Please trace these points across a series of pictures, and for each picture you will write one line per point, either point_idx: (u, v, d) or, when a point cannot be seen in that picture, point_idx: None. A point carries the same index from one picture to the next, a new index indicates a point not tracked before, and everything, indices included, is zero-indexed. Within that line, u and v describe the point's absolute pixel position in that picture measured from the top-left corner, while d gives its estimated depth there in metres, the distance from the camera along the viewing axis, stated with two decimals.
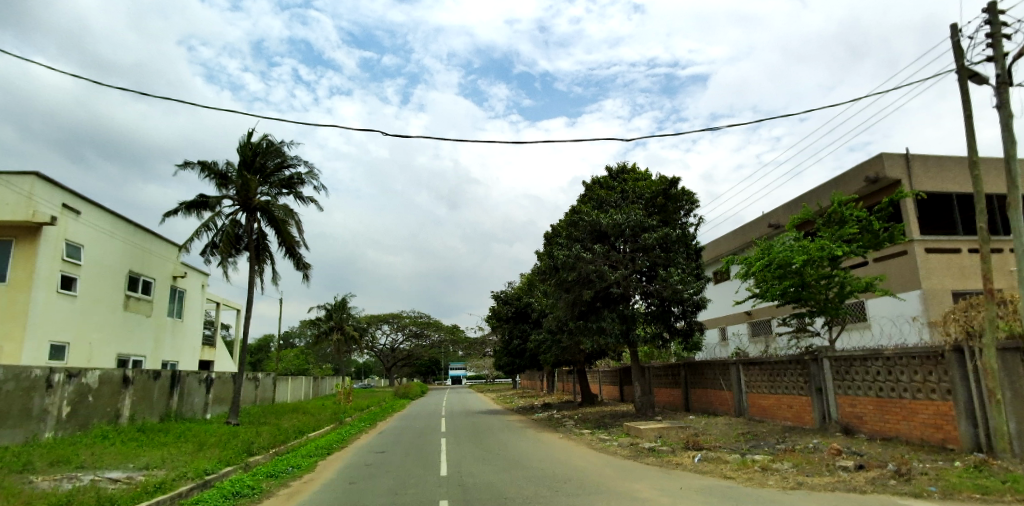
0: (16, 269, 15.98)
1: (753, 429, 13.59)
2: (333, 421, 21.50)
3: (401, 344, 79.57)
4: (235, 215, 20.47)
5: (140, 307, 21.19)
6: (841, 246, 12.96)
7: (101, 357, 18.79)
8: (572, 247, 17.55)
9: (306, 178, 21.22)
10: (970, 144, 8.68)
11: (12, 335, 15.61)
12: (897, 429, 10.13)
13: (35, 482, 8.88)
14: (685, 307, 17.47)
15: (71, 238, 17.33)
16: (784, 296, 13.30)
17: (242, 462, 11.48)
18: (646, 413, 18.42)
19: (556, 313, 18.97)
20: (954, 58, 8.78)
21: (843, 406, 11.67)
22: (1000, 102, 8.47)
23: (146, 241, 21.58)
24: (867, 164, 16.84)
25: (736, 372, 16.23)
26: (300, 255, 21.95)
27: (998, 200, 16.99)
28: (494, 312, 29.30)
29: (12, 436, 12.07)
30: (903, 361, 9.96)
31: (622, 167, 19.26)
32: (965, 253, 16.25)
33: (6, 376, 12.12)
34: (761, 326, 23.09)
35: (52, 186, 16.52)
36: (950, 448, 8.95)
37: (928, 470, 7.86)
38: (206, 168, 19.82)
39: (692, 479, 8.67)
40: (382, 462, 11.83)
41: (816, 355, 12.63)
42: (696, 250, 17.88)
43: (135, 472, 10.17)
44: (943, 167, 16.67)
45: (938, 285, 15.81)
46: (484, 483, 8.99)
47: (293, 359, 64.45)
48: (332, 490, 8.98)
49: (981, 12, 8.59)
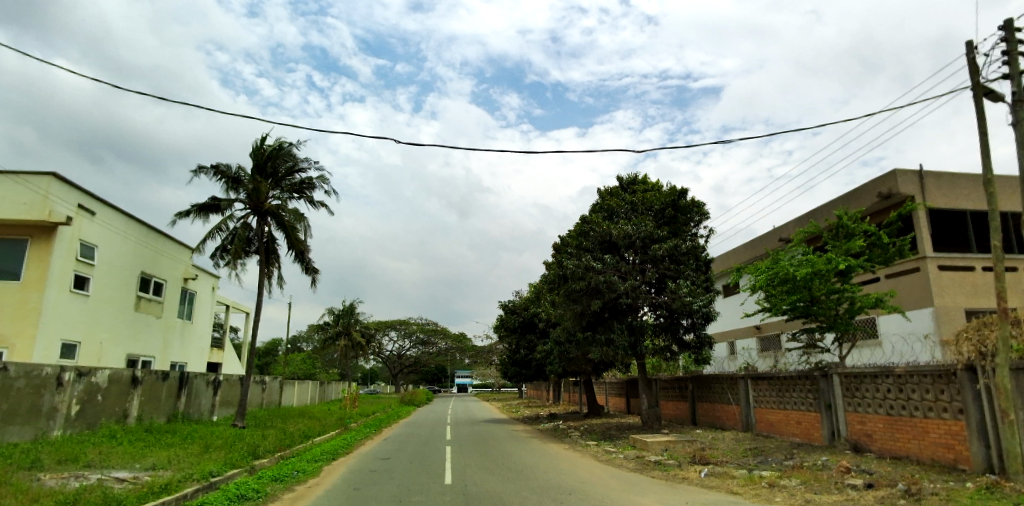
0: (29, 268, 16.20)
1: (760, 445, 13.47)
2: (338, 426, 21.42)
3: (408, 351, 79.61)
4: (246, 218, 20.66)
5: (151, 308, 21.38)
6: (849, 261, 12.92)
7: (111, 357, 18.97)
8: (581, 257, 17.53)
9: (317, 183, 21.35)
10: (985, 161, 8.59)
11: (24, 334, 15.81)
12: (907, 448, 10.01)
13: (44, 480, 8.96)
14: (694, 320, 17.34)
15: (86, 238, 17.57)
16: (792, 311, 13.25)
17: (247, 465, 11.50)
18: (653, 426, 18.20)
19: (564, 323, 18.92)
20: (969, 75, 8.73)
21: (853, 423, 11.54)
22: (1016, 120, 8.40)
23: (159, 242, 21.80)
24: (879, 179, 16.69)
25: (745, 387, 16.07)
26: (309, 259, 22.07)
27: (1014, 218, 16.86)
28: (502, 321, 29.20)
29: (20, 433, 12.17)
30: (915, 379, 9.79)
31: (633, 179, 19.24)
32: (978, 272, 16.04)
33: (18, 373, 12.27)
34: (770, 342, 22.95)
35: (69, 186, 16.76)
36: (961, 469, 8.82)
37: (939, 491, 7.73)
38: (219, 172, 20.03)
39: (698, 494, 8.61)
40: (387, 470, 11.73)
41: (826, 371, 12.52)
42: (706, 263, 17.75)
43: (142, 472, 10.24)
44: (957, 183, 16.53)
45: (950, 302, 15.61)
46: (487, 492, 8.98)
47: (299, 363, 64.79)
48: (336, 496, 8.98)
49: (997, 30, 8.53)
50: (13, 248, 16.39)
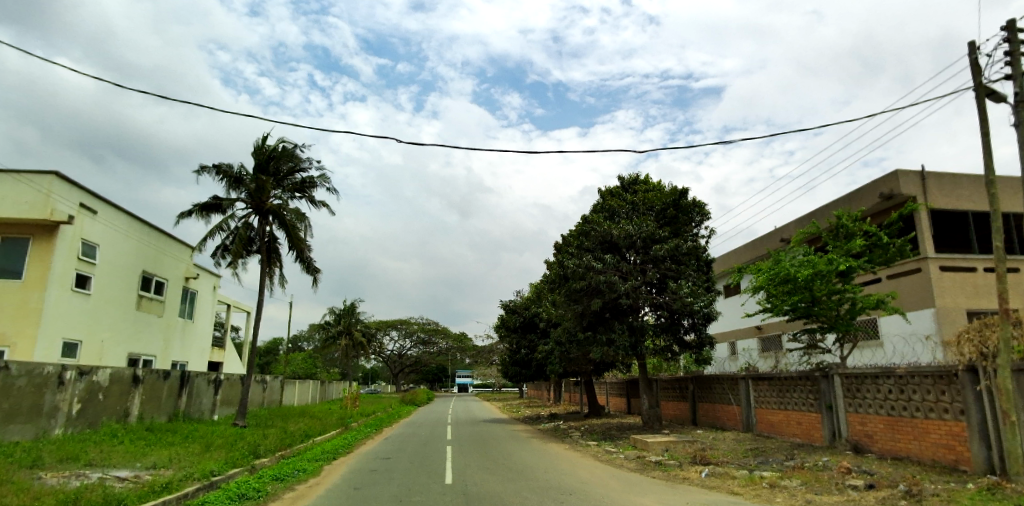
0: (31, 267, 16.22)
1: (761, 445, 13.46)
2: (339, 426, 21.43)
3: (409, 351, 79.63)
4: (247, 218, 20.68)
5: (152, 307, 21.41)
6: (850, 262, 12.90)
7: (112, 356, 18.98)
8: (582, 257, 17.54)
9: (318, 182, 21.39)
10: (987, 161, 8.58)
11: (25, 333, 15.83)
12: (907, 449, 10.00)
13: (44, 478, 8.97)
14: (695, 320, 17.32)
15: (88, 237, 17.59)
16: (794, 311, 13.22)
17: (248, 464, 11.51)
18: (654, 427, 18.19)
19: (565, 323, 18.93)
20: (971, 76, 8.72)
21: (853, 424, 11.53)
22: (1019, 120, 8.38)
23: (161, 241, 21.83)
24: (881, 180, 16.68)
25: (746, 387, 16.06)
26: (310, 259, 22.08)
27: (1016, 219, 16.85)
28: (503, 321, 29.20)
29: (22, 432, 12.19)
30: (916, 380, 9.78)
31: (634, 179, 19.24)
32: (980, 272, 16.00)
33: (19, 372, 12.28)
34: (771, 342, 22.93)
35: (71, 185, 16.79)
36: (962, 470, 8.80)
37: (940, 492, 7.72)
38: (221, 172, 20.04)
39: (698, 494, 8.59)
40: (387, 469, 11.73)
41: (826, 372, 12.50)
42: (707, 263, 17.73)
43: (143, 471, 10.25)
44: (960, 185, 16.52)
45: (952, 303, 15.58)
46: (488, 492, 8.97)
47: (300, 363, 64.83)
48: (336, 495, 8.99)
49: (1000, 30, 8.51)
50: (15, 247, 16.41)
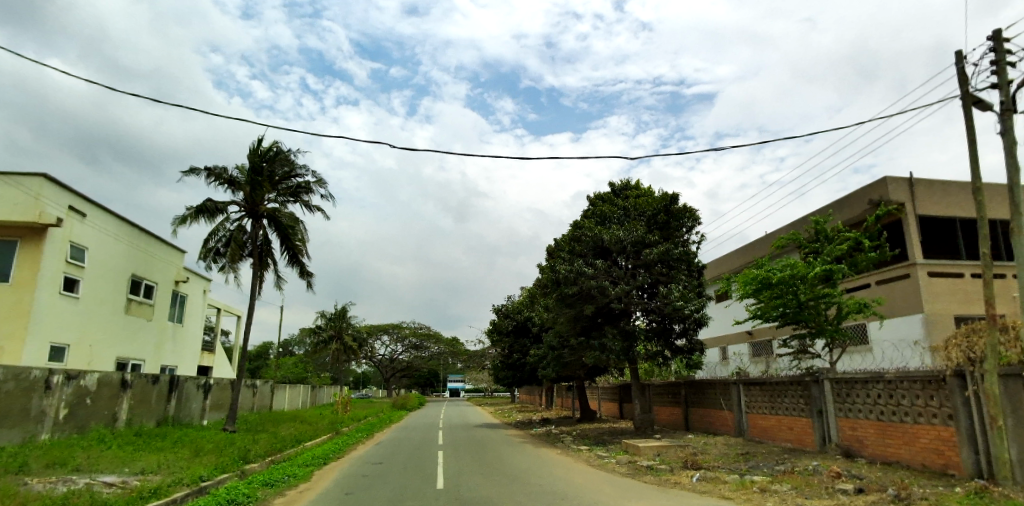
0: (20, 269, 16.03)
1: (752, 450, 13.51)
2: (330, 431, 21.25)
3: (400, 355, 79.14)
4: (241, 221, 20.58)
5: (142, 311, 21.23)
6: (839, 269, 13.12)
7: (101, 360, 18.79)
8: (574, 262, 17.56)
9: (313, 187, 21.30)
10: (974, 168, 8.69)
11: (13, 336, 15.64)
12: (898, 454, 10.05)
13: (31, 484, 8.88)
14: (686, 325, 17.46)
15: (77, 240, 17.44)
16: (782, 317, 13.39)
17: (238, 470, 11.40)
18: (646, 432, 18.18)
19: (556, 327, 18.98)
20: (958, 84, 8.84)
21: (844, 429, 11.60)
22: (1004, 129, 8.52)
23: (150, 245, 21.66)
24: (870, 187, 16.86)
25: (737, 392, 16.15)
26: (304, 263, 22.00)
27: (1002, 225, 17.12)
28: (495, 326, 29.16)
29: (10, 437, 12.08)
30: (904, 385, 9.92)
31: (626, 184, 19.34)
32: (968, 279, 16.16)
33: (6, 376, 12.14)
34: (761, 347, 23.05)
35: (61, 188, 16.65)
36: (951, 474, 8.89)
37: (929, 496, 7.80)
38: (213, 175, 19.93)
39: (691, 499, 8.59)
40: (379, 474, 11.71)
41: (816, 377, 12.56)
42: (698, 269, 17.82)
43: (131, 476, 10.15)
44: (948, 192, 16.71)
45: (941, 308, 15.73)
46: (477, 496, 9.03)
47: (291, 367, 64.41)
48: (328, 500, 8.96)
49: (986, 40, 8.66)
50: (4, 249, 16.23)
